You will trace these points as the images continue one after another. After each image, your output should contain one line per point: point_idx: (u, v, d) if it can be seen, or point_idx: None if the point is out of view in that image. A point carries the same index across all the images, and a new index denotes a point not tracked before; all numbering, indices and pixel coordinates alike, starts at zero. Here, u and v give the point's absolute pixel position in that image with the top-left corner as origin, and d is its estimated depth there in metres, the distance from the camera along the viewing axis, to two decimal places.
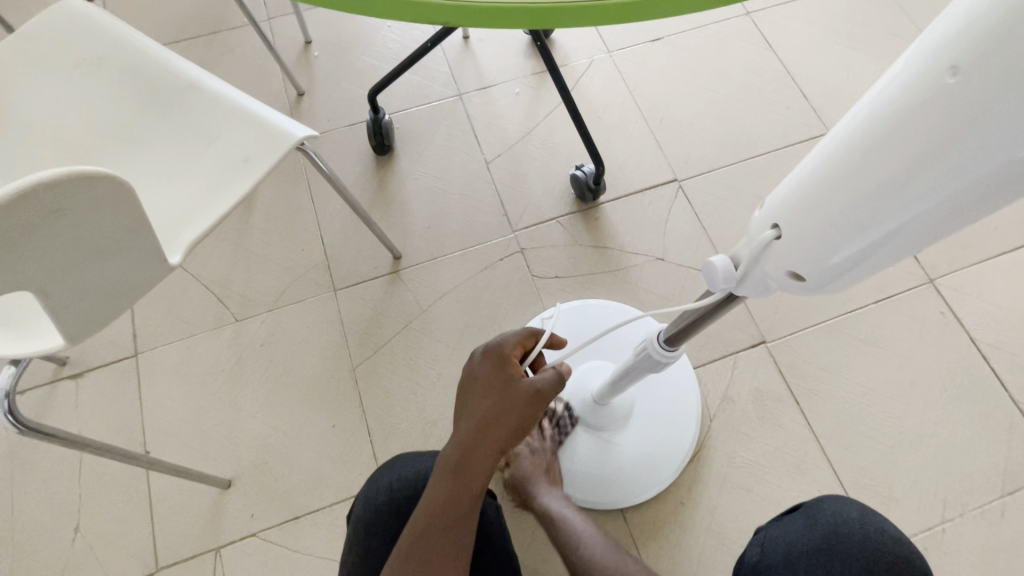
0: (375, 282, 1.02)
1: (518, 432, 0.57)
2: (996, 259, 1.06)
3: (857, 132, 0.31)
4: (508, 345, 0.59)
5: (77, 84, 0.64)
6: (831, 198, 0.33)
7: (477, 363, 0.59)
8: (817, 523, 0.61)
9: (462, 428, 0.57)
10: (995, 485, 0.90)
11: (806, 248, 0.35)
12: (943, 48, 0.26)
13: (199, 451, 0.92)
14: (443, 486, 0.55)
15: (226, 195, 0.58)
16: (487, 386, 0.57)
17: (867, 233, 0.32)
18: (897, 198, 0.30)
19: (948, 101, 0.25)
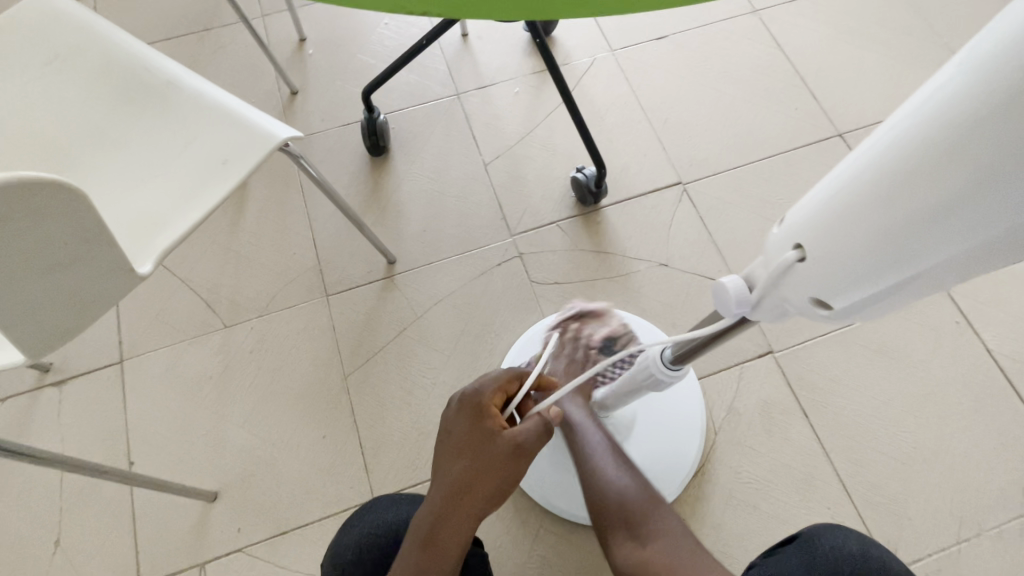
0: (368, 287, 0.99)
1: (497, 491, 0.55)
2: (1014, 267, 1.02)
3: (898, 144, 0.27)
4: (486, 394, 0.58)
5: (52, 83, 0.60)
6: (868, 217, 0.29)
7: (453, 419, 0.58)
8: (817, 560, 0.58)
9: (436, 490, 0.56)
10: (1013, 504, 0.86)
11: (837, 271, 0.31)
12: (1014, 47, 0.21)
13: (185, 462, 0.89)
14: (416, 554, 0.53)
15: (203, 200, 0.55)
16: (461, 442, 0.57)
17: (911, 257, 0.28)
18: (949, 221, 0.26)
19: (1020, 110, 0.21)
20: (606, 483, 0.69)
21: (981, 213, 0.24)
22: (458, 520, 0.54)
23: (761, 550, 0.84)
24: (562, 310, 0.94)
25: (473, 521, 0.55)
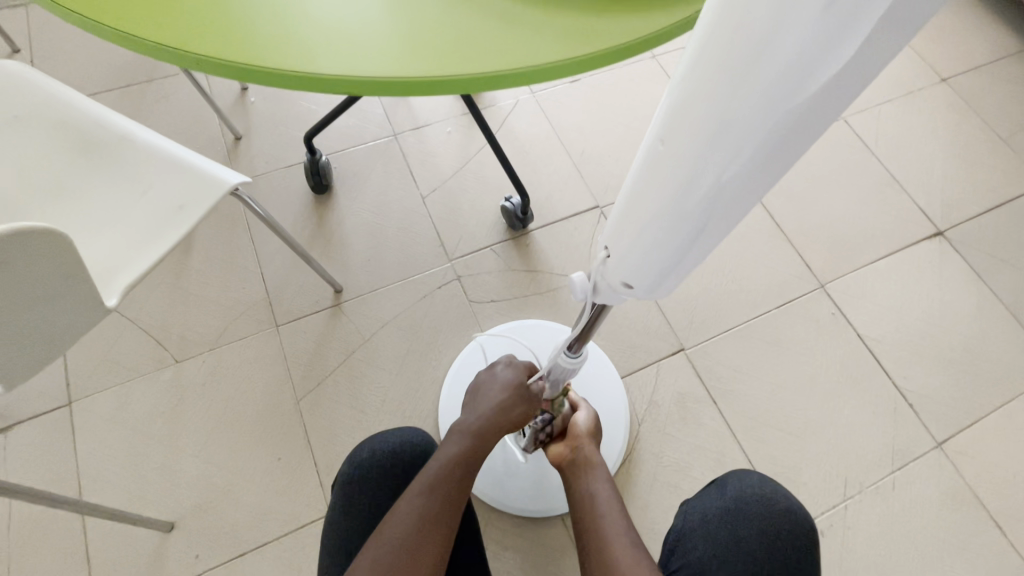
0: (317, 316, 1.06)
1: (520, 424, 0.67)
2: (874, 264, 1.22)
3: (631, 180, 0.40)
4: (526, 359, 0.72)
5: (16, 138, 0.66)
6: (630, 227, 0.42)
7: (501, 368, 0.71)
8: (728, 491, 0.68)
9: (483, 406, 0.66)
10: (886, 463, 1.02)
11: (629, 262, 0.44)
12: (657, 122, 0.35)
13: (140, 495, 0.91)
14: (461, 448, 0.62)
15: (163, 239, 0.62)
16: (508, 381, 0.69)
17: (662, 250, 0.41)
18: (669, 226, 0.39)
19: (668, 158, 0.35)
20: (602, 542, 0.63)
21: (681, 216, 0.38)
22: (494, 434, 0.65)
23: None
24: (496, 327, 1.05)
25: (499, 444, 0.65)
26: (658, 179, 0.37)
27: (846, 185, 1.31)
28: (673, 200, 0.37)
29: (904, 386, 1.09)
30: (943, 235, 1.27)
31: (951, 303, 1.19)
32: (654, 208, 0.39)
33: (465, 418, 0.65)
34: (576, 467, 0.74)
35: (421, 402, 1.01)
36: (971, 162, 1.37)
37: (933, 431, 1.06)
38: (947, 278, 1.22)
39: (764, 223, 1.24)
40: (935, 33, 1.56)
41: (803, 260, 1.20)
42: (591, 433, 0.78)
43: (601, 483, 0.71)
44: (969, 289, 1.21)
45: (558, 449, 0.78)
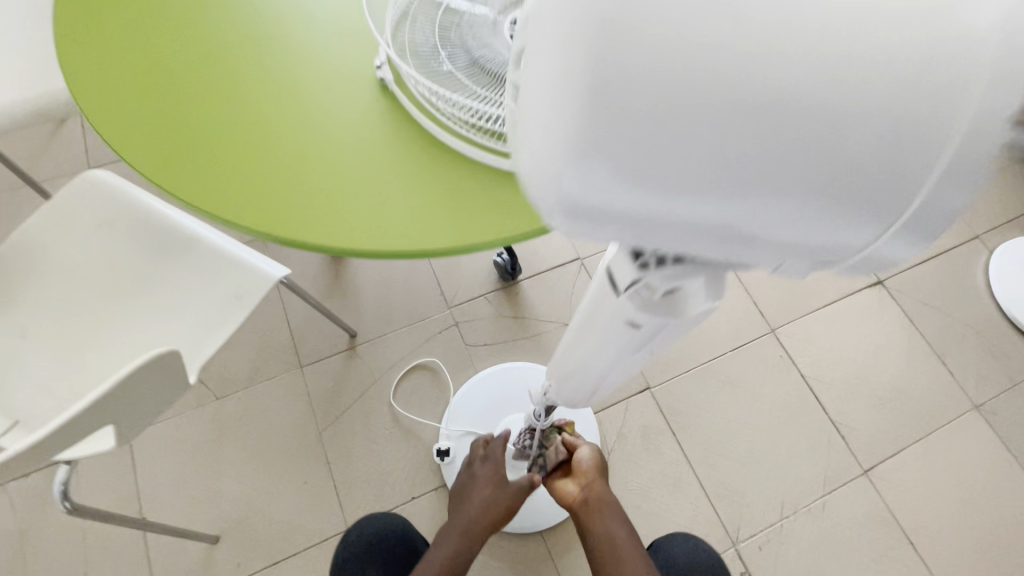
0: (335, 357, 1.24)
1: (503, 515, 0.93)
2: (819, 310, 1.39)
3: (557, 361, 0.65)
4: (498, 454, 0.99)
5: (108, 238, 0.84)
6: (560, 384, 0.66)
7: (479, 467, 0.98)
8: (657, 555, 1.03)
9: (468, 503, 0.94)
10: (818, 487, 1.21)
11: (562, 398, 0.69)
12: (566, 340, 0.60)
13: (189, 512, 1.09)
14: (452, 542, 0.91)
15: (228, 324, 0.80)
16: (485, 479, 0.96)
17: (580, 395, 0.66)
18: (583, 387, 0.64)
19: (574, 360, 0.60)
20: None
21: (588, 384, 0.62)
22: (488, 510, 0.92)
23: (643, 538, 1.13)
24: (487, 369, 1.23)
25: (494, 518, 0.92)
26: (581, 338, 0.56)
27: None
28: (591, 354, 0.56)
29: (838, 420, 1.27)
30: (883, 284, 1.44)
31: (885, 346, 1.37)
32: (571, 380, 0.63)
33: (455, 517, 0.93)
34: (590, 506, 0.88)
35: (424, 435, 1.19)
36: None
37: (860, 460, 1.24)
38: (883, 323, 1.39)
39: None
40: None
41: (757, 307, 1.38)
42: (595, 468, 0.89)
43: (613, 520, 0.88)
44: (902, 333, 1.38)
45: (569, 486, 0.91)
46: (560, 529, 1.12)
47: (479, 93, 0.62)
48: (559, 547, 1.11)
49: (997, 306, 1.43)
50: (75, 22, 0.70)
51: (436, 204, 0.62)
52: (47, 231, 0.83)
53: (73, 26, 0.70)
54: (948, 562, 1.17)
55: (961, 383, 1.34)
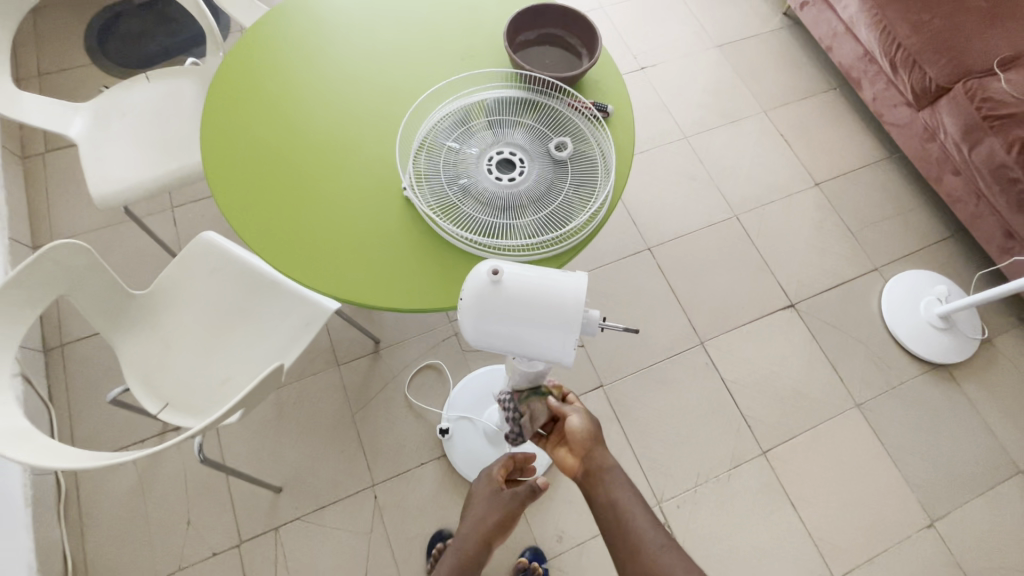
0: (364, 358, 1.64)
1: (500, 525, 0.96)
2: (741, 327, 1.77)
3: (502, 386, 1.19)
4: (494, 469, 1.03)
5: (218, 280, 1.24)
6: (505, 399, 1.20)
7: (478, 487, 1.02)
8: None
9: (465, 523, 0.98)
10: (725, 463, 1.60)
11: None
12: None
13: (259, 469, 1.50)
14: (452, 558, 0.96)
15: (301, 340, 1.20)
16: (482, 496, 1.00)
17: None
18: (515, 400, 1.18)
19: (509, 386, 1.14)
20: (638, 542, 0.78)
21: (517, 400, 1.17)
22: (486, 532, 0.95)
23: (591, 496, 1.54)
24: (478, 368, 1.63)
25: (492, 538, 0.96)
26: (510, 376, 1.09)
27: (731, 268, 1.85)
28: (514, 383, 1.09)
29: (747, 413, 1.66)
30: (795, 306, 1.82)
31: (792, 356, 1.75)
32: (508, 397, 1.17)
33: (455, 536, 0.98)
34: (592, 476, 0.85)
35: (430, 418, 1.59)
36: (826, 251, 1.91)
37: (762, 443, 1.63)
38: (791, 338, 1.77)
39: (668, 296, 1.80)
40: (819, 143, 2.08)
41: (691, 324, 1.76)
42: (590, 435, 0.88)
43: (618, 485, 0.83)
44: (806, 345, 1.76)
45: (571, 460, 0.90)
46: None
47: (464, 209, 1.02)
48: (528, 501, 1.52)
49: (886, 326, 1.80)
50: (211, 142, 1.09)
51: (439, 275, 1.01)
52: (180, 276, 1.23)
53: (210, 149, 1.09)
54: (822, 520, 1.56)
55: (848, 386, 1.72)
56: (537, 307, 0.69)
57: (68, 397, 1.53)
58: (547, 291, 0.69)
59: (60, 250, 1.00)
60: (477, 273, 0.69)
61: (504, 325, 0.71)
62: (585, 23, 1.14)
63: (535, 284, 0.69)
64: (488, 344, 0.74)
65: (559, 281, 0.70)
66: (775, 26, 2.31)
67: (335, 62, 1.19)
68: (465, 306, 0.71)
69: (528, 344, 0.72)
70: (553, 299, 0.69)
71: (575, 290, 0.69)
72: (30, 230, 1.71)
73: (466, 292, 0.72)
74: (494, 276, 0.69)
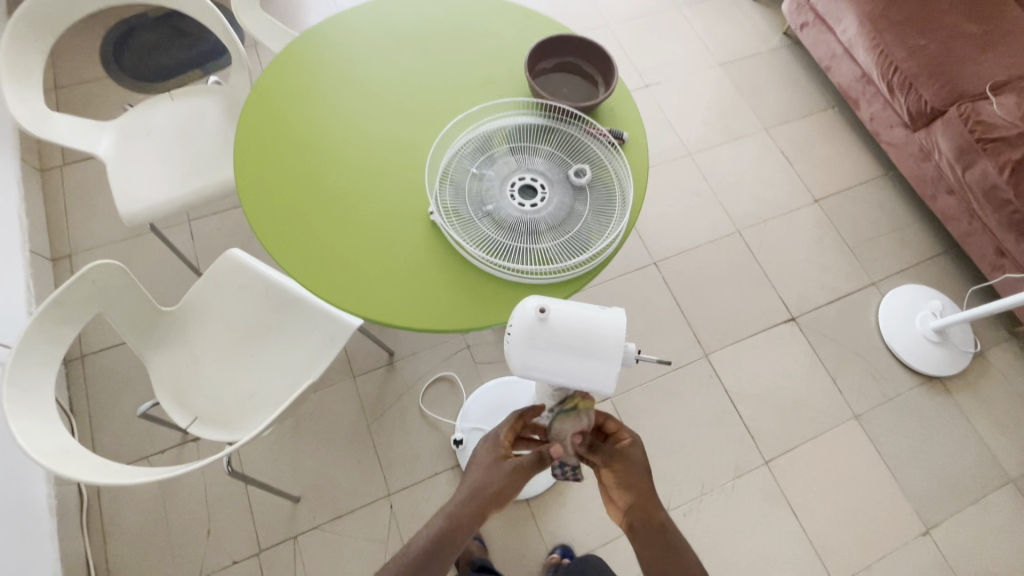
0: (379, 369, 1.68)
1: (499, 493, 0.90)
2: (744, 340, 1.83)
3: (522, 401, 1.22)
4: (501, 432, 0.97)
5: (245, 296, 1.28)
6: None
7: (477, 449, 0.96)
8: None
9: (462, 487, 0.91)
10: (730, 473, 1.65)
11: None
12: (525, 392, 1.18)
13: (278, 480, 1.53)
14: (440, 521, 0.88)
15: (326, 355, 1.23)
16: (483, 459, 0.94)
17: None
18: None
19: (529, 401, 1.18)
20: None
21: None
22: (485, 497, 0.89)
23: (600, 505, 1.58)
24: (491, 379, 1.67)
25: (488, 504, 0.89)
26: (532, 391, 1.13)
27: (734, 282, 1.91)
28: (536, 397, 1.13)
29: (750, 423, 1.72)
30: (796, 320, 1.88)
31: (793, 369, 1.81)
32: None
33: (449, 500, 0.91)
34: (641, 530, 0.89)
35: (444, 429, 1.63)
36: (825, 266, 1.97)
37: (764, 453, 1.69)
38: (792, 350, 1.83)
39: (674, 310, 1.85)
40: (818, 161, 2.15)
41: (696, 337, 1.82)
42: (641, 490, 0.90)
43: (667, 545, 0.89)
44: (807, 358, 1.82)
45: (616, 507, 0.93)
46: (540, 497, 1.58)
47: (489, 234, 1.07)
48: (539, 509, 1.57)
49: (883, 339, 1.87)
50: (244, 166, 1.13)
51: (466, 297, 1.06)
52: (208, 293, 1.27)
53: (243, 173, 1.13)
54: (822, 528, 1.62)
55: (847, 398, 1.78)
56: (580, 342, 0.74)
57: (89, 408, 1.56)
58: (590, 329, 0.74)
59: (99, 271, 1.04)
60: (524, 309, 0.74)
61: (549, 360, 0.76)
62: (603, 53, 1.19)
63: (578, 321, 0.74)
64: (532, 375, 0.79)
65: (601, 317, 0.75)
66: (776, 45, 2.38)
67: (361, 88, 1.24)
68: (512, 340, 0.76)
69: (570, 376, 0.76)
70: (596, 337, 0.74)
71: (615, 326, 0.74)
72: (49, 243, 1.73)
73: (514, 324, 0.77)
74: (541, 312, 0.74)
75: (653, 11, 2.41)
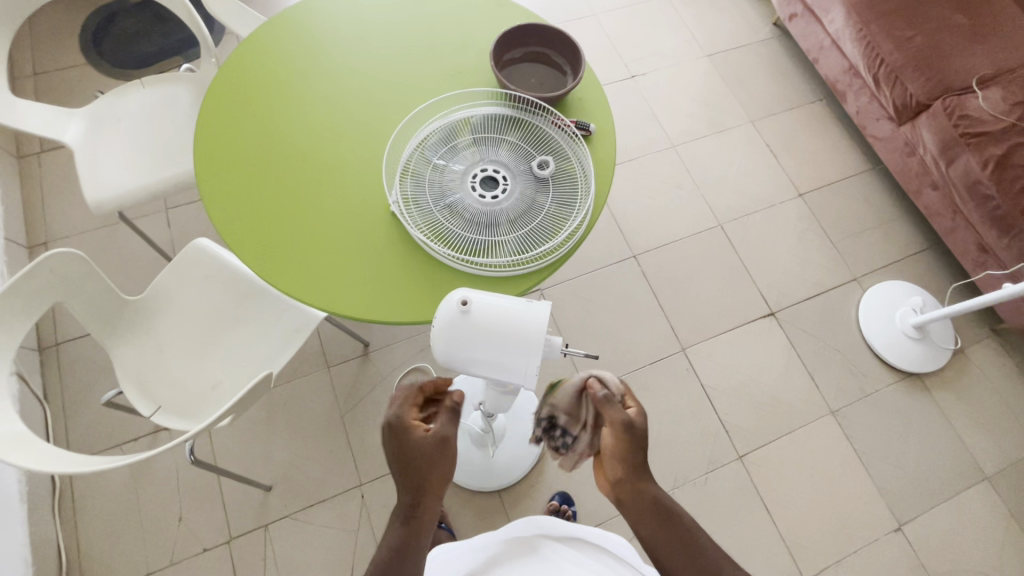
0: (354, 360, 1.68)
1: (439, 472, 0.82)
2: (722, 335, 1.82)
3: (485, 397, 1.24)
4: (403, 418, 0.83)
5: (211, 287, 1.28)
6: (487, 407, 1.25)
7: (388, 446, 0.83)
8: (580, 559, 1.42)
9: (399, 486, 0.82)
10: (702, 467, 1.66)
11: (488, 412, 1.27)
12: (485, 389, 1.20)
13: (249, 468, 1.54)
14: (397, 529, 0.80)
15: (291, 345, 1.24)
16: (403, 452, 0.82)
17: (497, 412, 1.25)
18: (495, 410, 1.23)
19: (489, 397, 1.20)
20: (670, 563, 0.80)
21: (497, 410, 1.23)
22: (425, 483, 0.82)
23: (572, 497, 1.59)
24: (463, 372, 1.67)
25: (432, 485, 0.82)
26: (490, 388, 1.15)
27: (714, 276, 1.90)
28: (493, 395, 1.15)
29: (725, 418, 1.72)
30: (775, 315, 1.86)
31: (771, 364, 1.80)
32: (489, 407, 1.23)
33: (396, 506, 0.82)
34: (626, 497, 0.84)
35: None
36: (808, 261, 1.95)
37: (738, 448, 1.69)
38: (770, 345, 1.82)
39: (653, 303, 1.84)
40: (804, 154, 2.12)
41: (673, 331, 1.81)
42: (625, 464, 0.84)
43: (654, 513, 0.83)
44: (785, 353, 1.82)
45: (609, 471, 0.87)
46: (511, 488, 1.59)
47: (448, 226, 1.06)
48: (510, 500, 1.57)
49: (863, 335, 1.86)
50: (204, 155, 1.12)
51: (424, 289, 1.06)
52: (173, 282, 1.27)
53: (204, 162, 1.12)
54: (794, 524, 1.62)
55: (824, 394, 1.77)
56: (501, 335, 0.76)
57: (63, 396, 1.57)
58: (513, 321, 0.77)
59: (57, 260, 1.03)
60: (447, 300, 0.76)
61: (472, 351, 0.78)
62: (569, 42, 1.17)
63: (501, 314, 0.77)
64: (457, 367, 0.80)
65: (522, 311, 0.78)
66: (765, 37, 2.35)
67: (325, 77, 1.22)
68: (438, 333, 0.78)
69: (494, 367, 0.79)
70: (518, 328, 0.76)
71: (537, 319, 0.77)
72: (25, 231, 1.73)
73: (439, 317, 0.79)
74: (463, 303, 0.77)
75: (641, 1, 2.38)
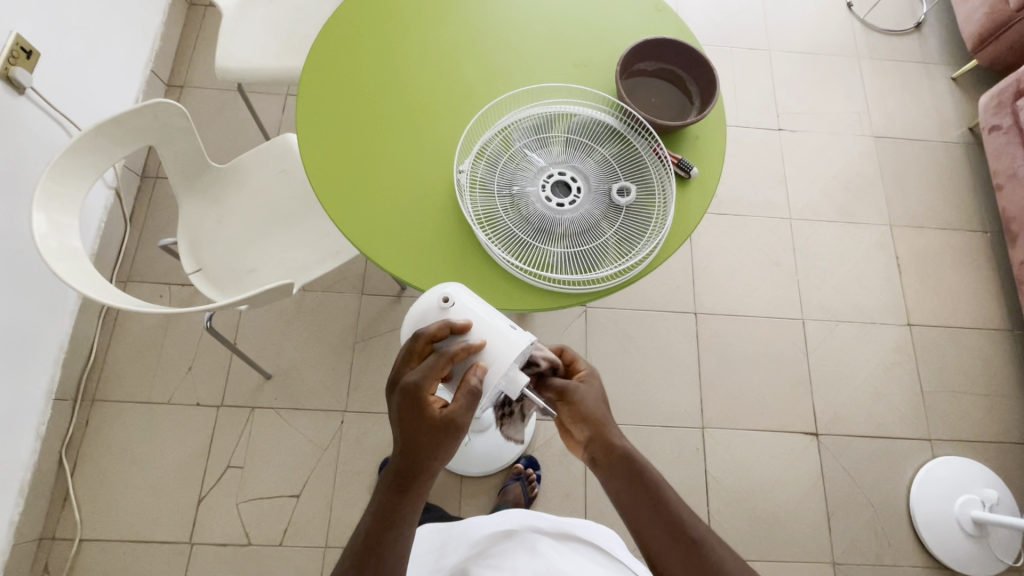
0: (386, 298, 1.72)
1: (437, 451, 0.74)
2: (750, 431, 1.66)
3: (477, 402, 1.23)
4: (423, 384, 0.75)
5: (283, 182, 1.36)
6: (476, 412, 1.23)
7: (399, 403, 0.75)
8: None
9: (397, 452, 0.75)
10: None
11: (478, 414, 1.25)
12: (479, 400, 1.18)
13: (261, 352, 1.64)
14: (383, 494, 0.75)
15: (328, 263, 1.28)
16: (410, 417, 0.74)
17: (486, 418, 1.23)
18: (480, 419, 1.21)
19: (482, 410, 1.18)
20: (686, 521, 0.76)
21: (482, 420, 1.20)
22: (424, 461, 0.74)
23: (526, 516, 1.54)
24: None
25: (433, 465, 0.75)
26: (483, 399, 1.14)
27: (769, 369, 1.73)
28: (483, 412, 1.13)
29: (715, 513, 1.58)
30: (818, 437, 1.67)
31: (788, 484, 1.62)
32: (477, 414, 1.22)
33: (387, 473, 0.76)
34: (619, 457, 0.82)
35: None
36: (882, 397, 1.72)
37: None
38: (799, 464, 1.64)
39: (691, 368, 1.71)
40: (934, 283, 1.84)
41: (700, 405, 1.68)
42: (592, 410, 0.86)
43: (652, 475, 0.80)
44: (810, 479, 1.63)
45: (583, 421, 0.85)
46: (473, 480, 1.56)
47: (504, 217, 1.02)
48: (467, 490, 1.55)
49: (907, 501, 1.62)
50: (315, 65, 1.16)
51: (454, 267, 1.03)
52: (253, 166, 1.36)
53: (312, 72, 1.15)
54: None
55: (833, 541, 1.58)
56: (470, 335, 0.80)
57: (144, 223, 1.74)
58: (489, 329, 0.80)
59: (161, 108, 1.11)
60: (430, 294, 0.83)
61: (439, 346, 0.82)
62: (709, 72, 1.06)
63: (476, 319, 0.80)
64: None
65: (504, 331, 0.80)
66: (951, 140, 2.02)
67: (453, 25, 1.20)
68: (414, 320, 0.85)
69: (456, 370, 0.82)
70: (493, 337, 0.79)
71: (513, 340, 0.79)
72: (170, 69, 1.90)
73: (421, 307, 0.85)
74: (443, 301, 0.82)
75: (827, 52, 2.12)
